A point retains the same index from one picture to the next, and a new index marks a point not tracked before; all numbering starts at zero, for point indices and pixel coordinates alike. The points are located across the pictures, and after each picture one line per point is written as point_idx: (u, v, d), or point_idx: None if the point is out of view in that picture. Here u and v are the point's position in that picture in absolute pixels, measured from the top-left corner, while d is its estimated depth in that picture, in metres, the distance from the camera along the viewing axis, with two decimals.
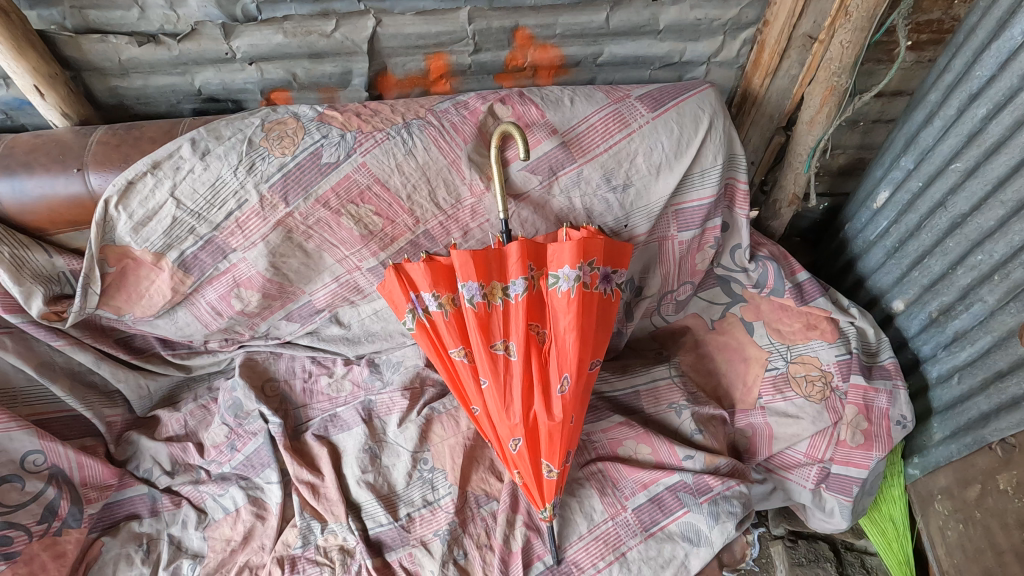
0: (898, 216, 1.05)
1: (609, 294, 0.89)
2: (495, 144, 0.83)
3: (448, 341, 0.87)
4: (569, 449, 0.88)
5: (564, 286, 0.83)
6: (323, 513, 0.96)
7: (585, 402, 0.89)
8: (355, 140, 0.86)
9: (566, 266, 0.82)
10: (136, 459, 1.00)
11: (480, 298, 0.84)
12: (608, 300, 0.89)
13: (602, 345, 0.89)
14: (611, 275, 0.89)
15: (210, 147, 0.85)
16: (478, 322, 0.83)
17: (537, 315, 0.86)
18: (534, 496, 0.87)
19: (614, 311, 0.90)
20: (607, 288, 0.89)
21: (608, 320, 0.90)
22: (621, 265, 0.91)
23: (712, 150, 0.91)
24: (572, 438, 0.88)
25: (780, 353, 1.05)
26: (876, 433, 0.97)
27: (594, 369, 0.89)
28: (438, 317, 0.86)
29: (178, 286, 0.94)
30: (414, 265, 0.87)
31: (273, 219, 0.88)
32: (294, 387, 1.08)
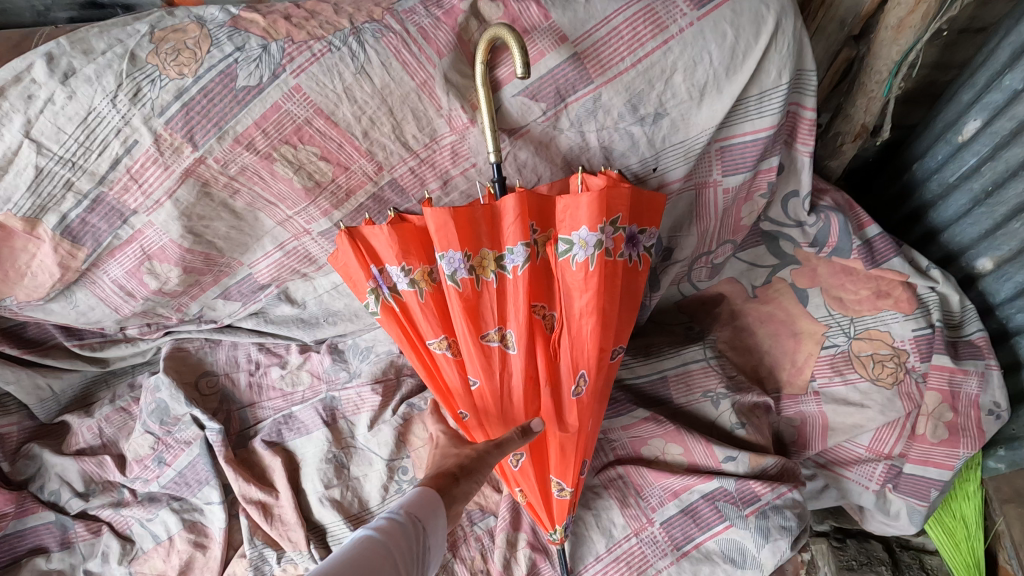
0: (994, 152, 0.82)
1: (637, 262, 0.67)
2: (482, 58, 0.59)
3: (427, 329, 0.66)
4: (585, 459, 0.69)
5: (579, 256, 0.61)
6: (278, 539, 0.77)
7: (605, 399, 0.69)
8: (283, 53, 0.60)
9: (585, 228, 0.60)
10: (40, 478, 0.80)
11: (467, 274, 0.61)
12: (635, 270, 0.68)
13: (627, 328, 0.69)
14: (639, 236, 0.67)
15: (75, 66, 0.59)
16: (463, 307, 0.62)
17: (542, 292, 0.65)
18: (541, 516, 0.69)
19: (643, 282, 0.69)
20: (633, 254, 0.67)
21: (634, 296, 0.69)
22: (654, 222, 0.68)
23: (775, 64, 0.67)
24: (588, 446, 0.69)
25: (841, 328, 0.85)
26: (963, 427, 0.78)
27: (616, 358, 0.69)
28: (412, 298, 0.65)
29: (68, 261, 0.71)
30: (374, 230, 0.64)
31: (178, 168, 0.64)
32: (237, 382, 0.87)
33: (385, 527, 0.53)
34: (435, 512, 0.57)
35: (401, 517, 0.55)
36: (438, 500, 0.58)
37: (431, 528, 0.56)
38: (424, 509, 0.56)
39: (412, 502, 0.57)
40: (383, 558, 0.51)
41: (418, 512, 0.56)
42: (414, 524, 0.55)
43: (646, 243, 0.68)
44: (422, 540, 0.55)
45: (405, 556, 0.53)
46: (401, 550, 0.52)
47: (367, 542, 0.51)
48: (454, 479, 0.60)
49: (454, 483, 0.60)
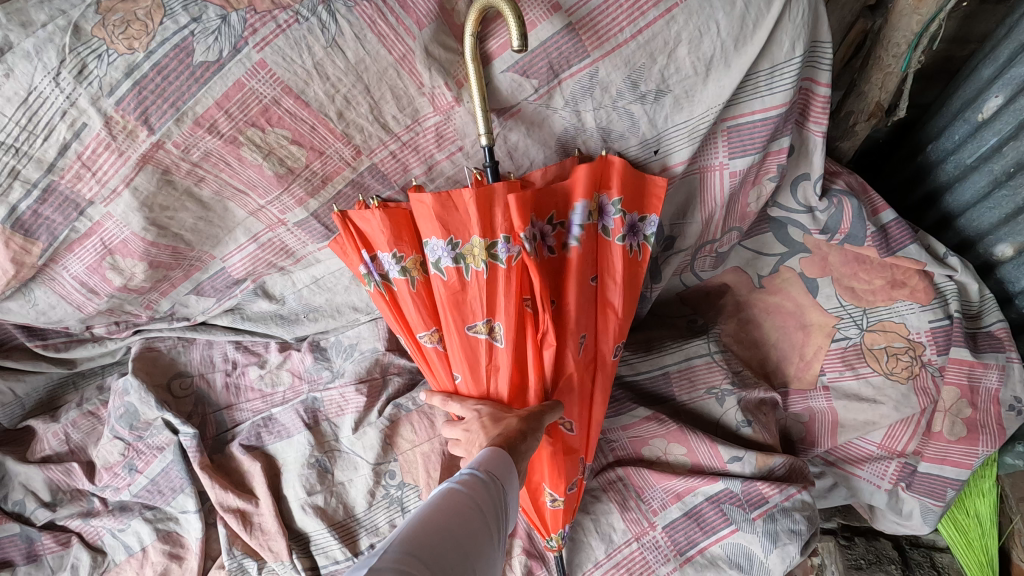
0: (1017, 131, 0.77)
1: (637, 251, 0.64)
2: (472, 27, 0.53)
3: (411, 324, 0.62)
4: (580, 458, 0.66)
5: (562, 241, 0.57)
6: (258, 548, 0.73)
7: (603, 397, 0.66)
8: (245, 24, 0.54)
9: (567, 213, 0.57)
10: (4, 488, 0.75)
11: (453, 261, 0.56)
12: (634, 260, 0.64)
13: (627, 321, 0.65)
14: (642, 224, 0.63)
15: (10, 39, 0.52)
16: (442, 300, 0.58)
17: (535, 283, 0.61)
18: (538, 518, 0.67)
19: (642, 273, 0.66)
20: (632, 244, 0.64)
21: (634, 288, 0.65)
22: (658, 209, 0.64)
23: (789, 35, 0.61)
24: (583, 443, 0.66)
25: (853, 320, 0.80)
26: (982, 423, 0.74)
27: (615, 354, 0.66)
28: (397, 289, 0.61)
29: (20, 256, 0.65)
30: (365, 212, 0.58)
31: (134, 154, 0.58)
32: (213, 383, 0.82)
33: (467, 483, 0.48)
34: (510, 470, 0.52)
35: (480, 474, 0.49)
36: (512, 459, 0.52)
37: (507, 485, 0.51)
38: (501, 466, 0.51)
39: (487, 458, 0.51)
40: (469, 515, 0.46)
41: (496, 469, 0.51)
42: (493, 482, 0.50)
43: (648, 232, 0.64)
44: (502, 498, 0.50)
45: (490, 514, 0.48)
46: (486, 506, 0.48)
47: (452, 499, 0.46)
48: (521, 433, 0.55)
49: (523, 437, 0.54)
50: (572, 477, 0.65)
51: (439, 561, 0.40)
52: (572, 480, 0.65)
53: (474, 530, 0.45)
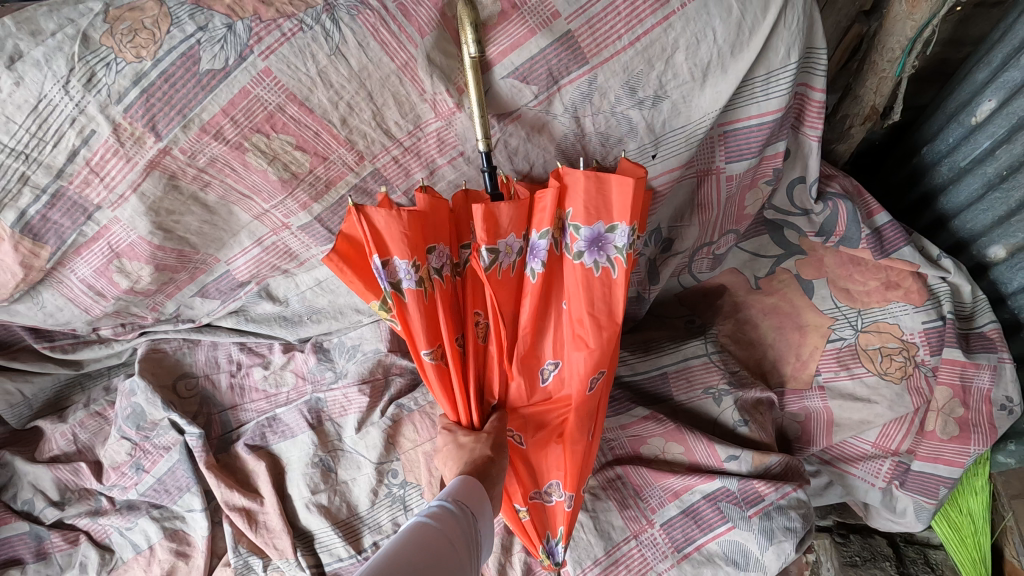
0: (1010, 135, 0.78)
1: (609, 266, 0.59)
2: (472, 40, 0.55)
3: (414, 338, 0.60)
4: (556, 480, 0.66)
5: (505, 263, 0.59)
6: (264, 547, 0.74)
7: (577, 425, 0.64)
8: (250, 32, 0.55)
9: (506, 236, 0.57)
10: (13, 487, 0.76)
11: (414, 285, 0.56)
12: (608, 277, 0.59)
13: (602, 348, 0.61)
14: (608, 236, 0.57)
15: (22, 48, 0.53)
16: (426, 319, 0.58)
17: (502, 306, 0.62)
18: (523, 533, 0.68)
19: (622, 293, 0.59)
20: (598, 261, 0.59)
21: (608, 312, 0.60)
22: (626, 218, 0.56)
23: (785, 41, 0.62)
24: (561, 468, 0.66)
25: (848, 321, 0.81)
26: (974, 423, 0.75)
27: (587, 385, 0.63)
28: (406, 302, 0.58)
29: (30, 260, 0.66)
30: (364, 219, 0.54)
31: (142, 160, 0.59)
32: (218, 384, 0.83)
33: (437, 514, 0.53)
34: (481, 498, 0.56)
35: (452, 506, 0.54)
36: (482, 490, 0.57)
37: (480, 514, 0.56)
38: (472, 495, 0.56)
39: (457, 488, 0.56)
40: (442, 542, 0.49)
41: (466, 498, 0.55)
42: (464, 511, 0.54)
43: (619, 243, 0.57)
44: (473, 525, 0.54)
45: (458, 544, 0.51)
46: (455, 537, 0.51)
47: (425, 529, 0.50)
48: (488, 458, 0.60)
49: (490, 461, 0.60)
50: (543, 494, 0.67)
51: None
52: (540, 496, 0.67)
53: (448, 555, 0.49)
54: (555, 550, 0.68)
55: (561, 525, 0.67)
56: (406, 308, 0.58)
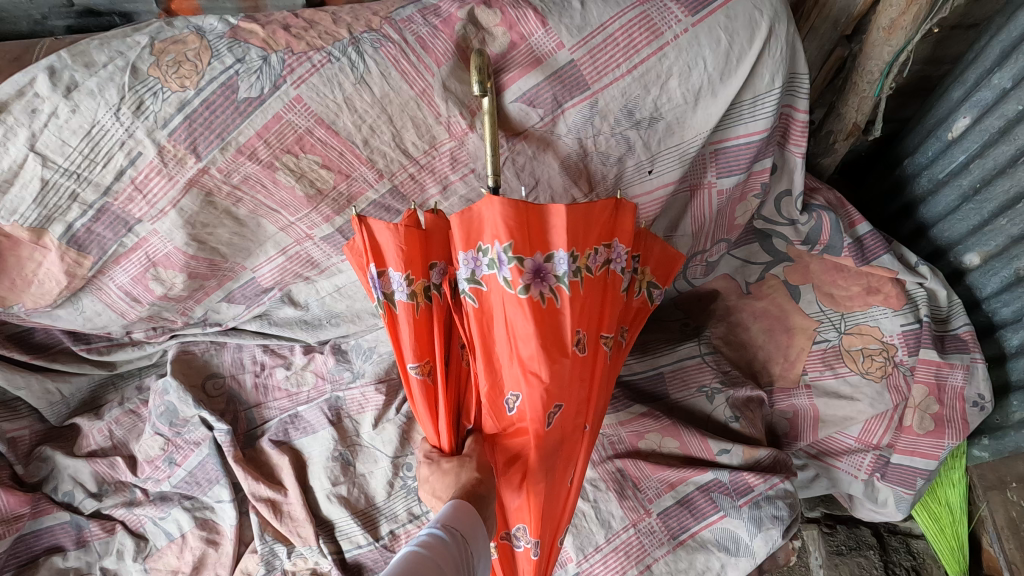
0: (983, 149, 0.83)
1: (552, 297, 0.56)
2: (475, 81, 0.58)
3: (403, 350, 0.59)
4: (521, 524, 0.61)
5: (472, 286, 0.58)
6: (288, 535, 0.80)
7: (535, 465, 0.58)
8: (283, 64, 0.61)
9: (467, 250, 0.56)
10: (54, 480, 0.82)
11: (407, 296, 0.57)
12: (552, 307, 0.56)
13: (559, 377, 0.56)
14: (548, 265, 0.55)
15: (77, 79, 0.59)
16: (414, 334, 0.57)
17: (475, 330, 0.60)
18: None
19: (568, 321, 0.56)
20: (543, 290, 0.55)
21: (559, 340, 0.56)
22: (562, 243, 0.54)
23: (769, 68, 0.68)
24: (525, 513, 0.60)
25: (833, 324, 0.87)
26: (948, 418, 0.81)
27: (543, 420, 0.57)
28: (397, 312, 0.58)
29: (74, 269, 0.72)
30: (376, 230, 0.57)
31: (183, 179, 0.65)
32: (243, 383, 0.88)
33: (429, 544, 0.50)
34: (476, 527, 0.54)
35: (443, 534, 0.52)
36: (475, 514, 0.55)
37: (473, 540, 0.53)
38: (466, 522, 0.53)
39: (451, 514, 0.54)
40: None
41: (460, 526, 0.53)
42: (458, 540, 0.52)
43: (559, 271, 0.55)
44: (467, 555, 0.52)
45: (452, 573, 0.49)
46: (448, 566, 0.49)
47: (416, 560, 0.48)
48: (477, 480, 0.58)
49: (478, 484, 0.58)
50: (511, 537, 0.62)
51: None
52: (509, 538, 0.62)
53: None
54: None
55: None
56: (398, 320, 0.58)
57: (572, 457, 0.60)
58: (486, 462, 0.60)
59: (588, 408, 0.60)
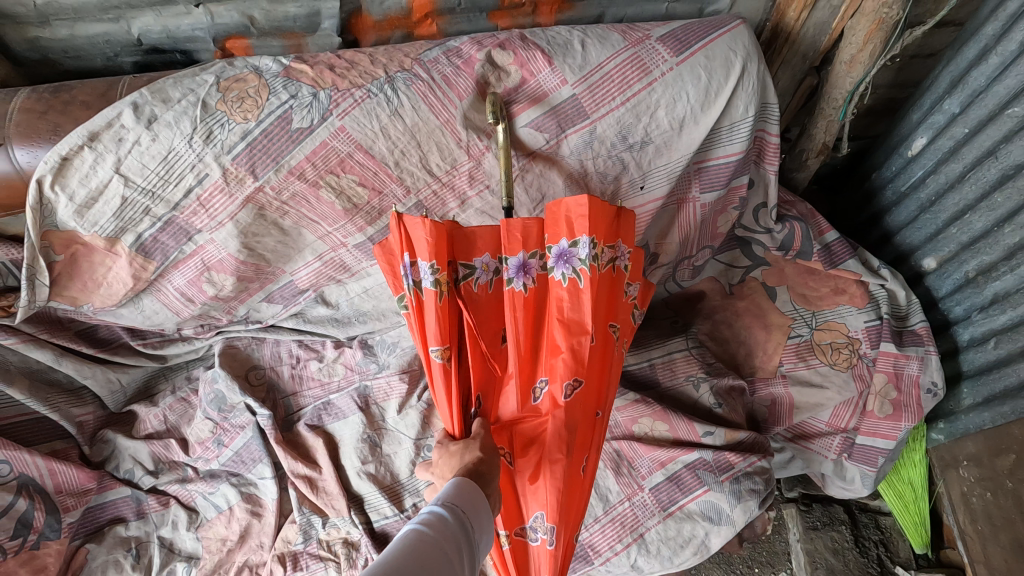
0: (937, 166, 0.94)
1: (575, 277, 0.60)
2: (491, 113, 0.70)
3: (425, 334, 0.60)
4: (538, 513, 0.59)
5: (481, 279, 0.63)
6: (323, 507, 0.90)
7: (555, 441, 0.59)
8: (330, 99, 0.72)
9: (527, 251, 0.61)
10: (115, 459, 0.92)
11: (432, 285, 0.58)
12: (574, 287, 0.60)
13: (579, 350, 0.60)
14: (572, 250, 0.60)
15: (156, 113, 0.70)
16: (439, 320, 0.58)
17: (492, 324, 0.64)
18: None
19: (588, 302, 0.60)
20: (566, 272, 0.60)
21: (581, 319, 0.60)
22: (585, 227, 0.59)
23: (744, 99, 0.79)
24: (542, 500, 0.59)
25: (805, 320, 0.98)
26: (905, 403, 0.92)
27: (562, 389, 0.60)
28: (424, 299, 0.59)
29: (140, 272, 0.82)
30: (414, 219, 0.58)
31: (241, 196, 0.76)
32: (281, 374, 0.99)
33: (432, 522, 0.49)
34: (480, 507, 0.53)
35: (446, 512, 0.50)
36: (479, 491, 0.54)
37: (476, 519, 0.52)
38: (470, 501, 0.52)
39: (453, 492, 0.52)
40: (437, 554, 0.46)
41: (464, 504, 0.51)
42: (462, 519, 0.50)
43: (582, 255, 0.59)
44: (470, 534, 0.50)
45: (455, 552, 0.48)
46: (450, 545, 0.48)
47: (419, 539, 0.46)
48: (480, 458, 0.57)
49: (482, 462, 0.57)
50: (525, 533, 0.60)
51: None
52: (522, 534, 0.60)
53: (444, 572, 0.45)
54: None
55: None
56: (424, 309, 0.59)
57: (588, 441, 0.61)
58: (491, 443, 0.59)
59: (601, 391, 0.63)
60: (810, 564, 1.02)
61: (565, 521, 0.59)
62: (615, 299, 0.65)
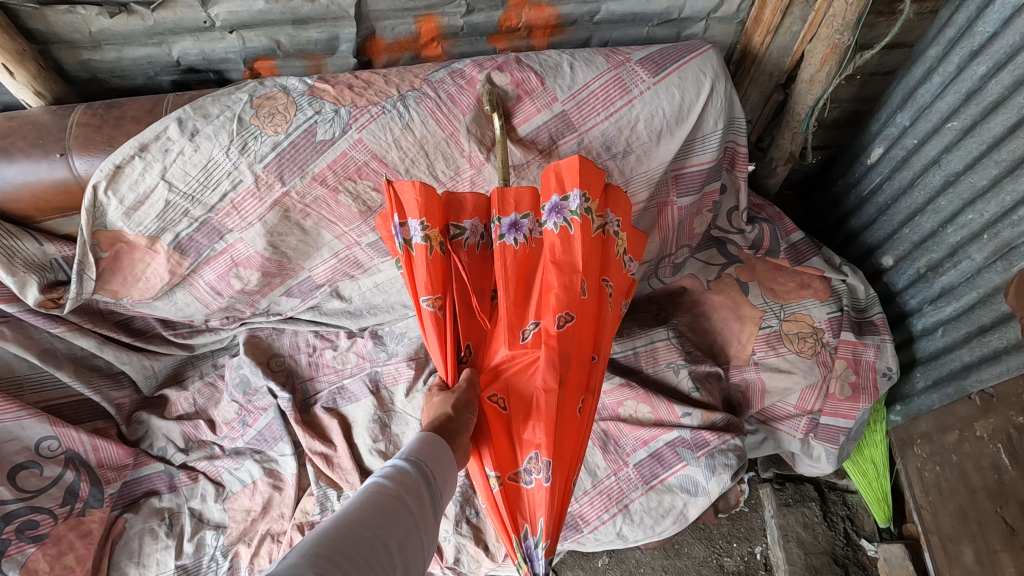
0: (892, 173, 1.05)
1: (566, 226, 0.64)
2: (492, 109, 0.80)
3: (415, 287, 0.64)
4: (533, 452, 0.63)
5: (470, 239, 0.68)
6: (338, 481, 0.99)
7: (550, 379, 0.62)
8: (350, 116, 0.83)
9: (518, 213, 0.66)
10: (149, 438, 1.03)
11: (423, 239, 0.63)
12: (565, 235, 0.64)
13: (572, 288, 0.63)
14: (563, 203, 0.64)
15: (199, 127, 0.81)
16: (429, 270, 0.63)
17: (482, 281, 0.70)
18: (499, 520, 0.63)
19: (580, 246, 0.63)
20: (558, 222, 0.64)
21: (572, 262, 0.64)
22: (576, 182, 0.63)
23: (714, 115, 0.90)
24: (539, 437, 0.62)
25: (774, 312, 1.07)
26: (863, 385, 1.02)
27: (555, 322, 0.63)
28: (415, 254, 0.64)
29: (176, 268, 0.91)
30: (403, 183, 0.63)
31: (270, 199, 0.85)
32: (299, 362, 1.09)
33: (393, 477, 0.53)
34: (445, 459, 0.58)
35: (409, 466, 0.55)
36: (444, 444, 0.58)
37: (439, 472, 0.57)
38: (431, 455, 0.57)
39: (418, 448, 0.57)
40: (396, 505, 0.51)
41: (427, 458, 0.56)
42: (424, 471, 0.55)
43: (574, 206, 0.63)
44: (431, 484, 0.55)
45: (414, 503, 0.52)
46: (410, 497, 0.53)
47: (379, 492, 0.51)
48: (449, 416, 0.60)
49: (450, 419, 0.60)
50: (519, 476, 0.63)
51: (364, 559, 0.44)
52: (516, 478, 0.63)
53: (402, 520, 0.50)
54: (533, 554, 0.62)
55: (542, 517, 0.61)
56: (415, 262, 0.64)
57: (581, 384, 0.65)
58: (464, 402, 0.62)
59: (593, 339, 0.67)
60: (783, 537, 1.12)
61: (558, 458, 0.62)
62: (609, 258, 0.70)
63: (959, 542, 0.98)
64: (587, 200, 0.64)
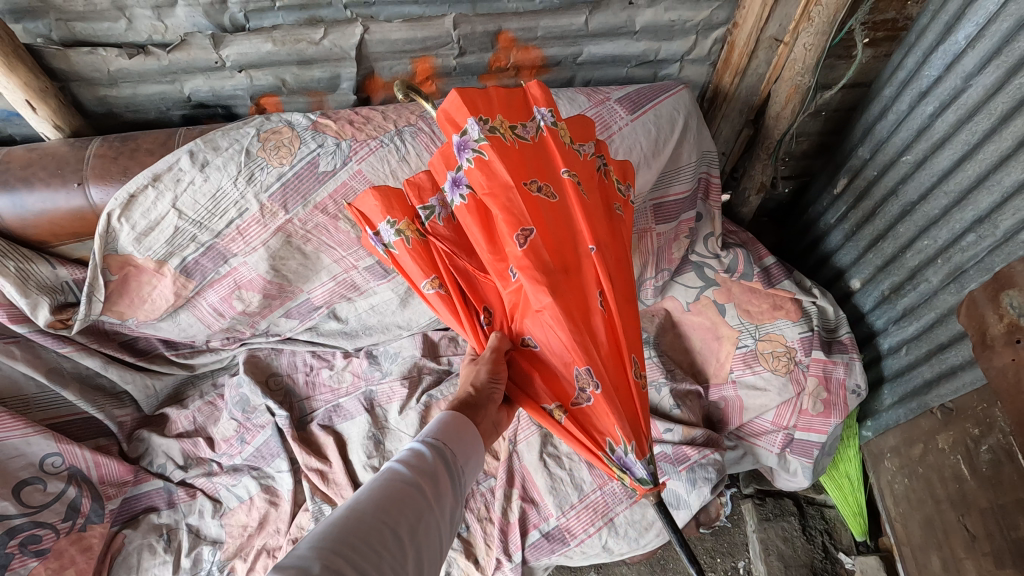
0: (855, 203, 1.12)
1: (479, 155, 0.58)
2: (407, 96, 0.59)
3: (414, 279, 0.65)
4: (576, 369, 0.60)
5: (442, 215, 0.66)
6: (333, 497, 1.01)
7: (547, 303, 0.58)
8: (350, 149, 0.90)
9: (452, 168, 0.61)
10: (150, 455, 1.07)
11: (397, 237, 0.64)
12: (483, 164, 0.59)
13: (516, 203, 0.59)
14: (465, 138, 0.59)
15: (208, 159, 0.87)
16: (414, 260, 0.63)
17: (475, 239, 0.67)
18: (581, 445, 0.60)
19: (502, 164, 0.58)
20: (468, 158, 0.59)
21: (503, 179, 0.59)
22: (465, 113, 0.58)
23: (687, 151, 1.01)
24: (567, 351, 0.60)
25: (750, 332, 1.12)
26: (835, 402, 1.06)
27: (516, 245, 0.58)
28: (398, 252, 0.65)
29: (181, 290, 0.96)
30: (362, 197, 0.67)
31: (273, 225, 0.91)
32: (297, 381, 1.14)
33: (409, 463, 0.57)
34: (469, 434, 0.63)
35: (428, 450, 0.59)
36: (465, 420, 0.63)
37: (462, 450, 0.62)
38: (451, 435, 0.61)
39: (439, 429, 0.62)
40: (409, 490, 0.55)
41: (446, 439, 0.61)
42: (442, 452, 0.60)
43: (474, 133, 0.58)
44: (450, 464, 0.60)
45: (429, 487, 0.56)
46: (424, 482, 0.56)
47: (393, 478, 0.55)
48: (471, 392, 0.63)
49: (473, 395, 0.63)
50: (577, 398, 0.61)
51: (371, 544, 0.48)
52: (577, 401, 0.61)
53: (414, 505, 0.54)
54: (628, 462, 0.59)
55: (614, 422, 0.58)
56: (403, 257, 0.65)
57: (583, 285, 0.61)
58: (490, 367, 0.62)
59: (580, 232, 0.62)
60: (764, 550, 1.15)
61: (600, 362, 0.59)
62: (560, 150, 0.63)
63: (928, 551, 1.03)
64: (487, 124, 0.59)
